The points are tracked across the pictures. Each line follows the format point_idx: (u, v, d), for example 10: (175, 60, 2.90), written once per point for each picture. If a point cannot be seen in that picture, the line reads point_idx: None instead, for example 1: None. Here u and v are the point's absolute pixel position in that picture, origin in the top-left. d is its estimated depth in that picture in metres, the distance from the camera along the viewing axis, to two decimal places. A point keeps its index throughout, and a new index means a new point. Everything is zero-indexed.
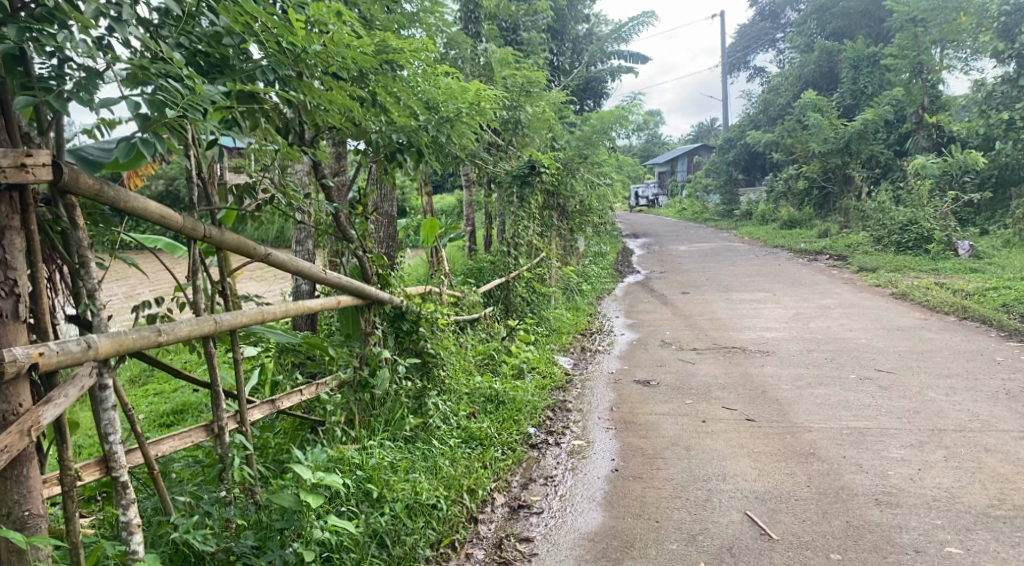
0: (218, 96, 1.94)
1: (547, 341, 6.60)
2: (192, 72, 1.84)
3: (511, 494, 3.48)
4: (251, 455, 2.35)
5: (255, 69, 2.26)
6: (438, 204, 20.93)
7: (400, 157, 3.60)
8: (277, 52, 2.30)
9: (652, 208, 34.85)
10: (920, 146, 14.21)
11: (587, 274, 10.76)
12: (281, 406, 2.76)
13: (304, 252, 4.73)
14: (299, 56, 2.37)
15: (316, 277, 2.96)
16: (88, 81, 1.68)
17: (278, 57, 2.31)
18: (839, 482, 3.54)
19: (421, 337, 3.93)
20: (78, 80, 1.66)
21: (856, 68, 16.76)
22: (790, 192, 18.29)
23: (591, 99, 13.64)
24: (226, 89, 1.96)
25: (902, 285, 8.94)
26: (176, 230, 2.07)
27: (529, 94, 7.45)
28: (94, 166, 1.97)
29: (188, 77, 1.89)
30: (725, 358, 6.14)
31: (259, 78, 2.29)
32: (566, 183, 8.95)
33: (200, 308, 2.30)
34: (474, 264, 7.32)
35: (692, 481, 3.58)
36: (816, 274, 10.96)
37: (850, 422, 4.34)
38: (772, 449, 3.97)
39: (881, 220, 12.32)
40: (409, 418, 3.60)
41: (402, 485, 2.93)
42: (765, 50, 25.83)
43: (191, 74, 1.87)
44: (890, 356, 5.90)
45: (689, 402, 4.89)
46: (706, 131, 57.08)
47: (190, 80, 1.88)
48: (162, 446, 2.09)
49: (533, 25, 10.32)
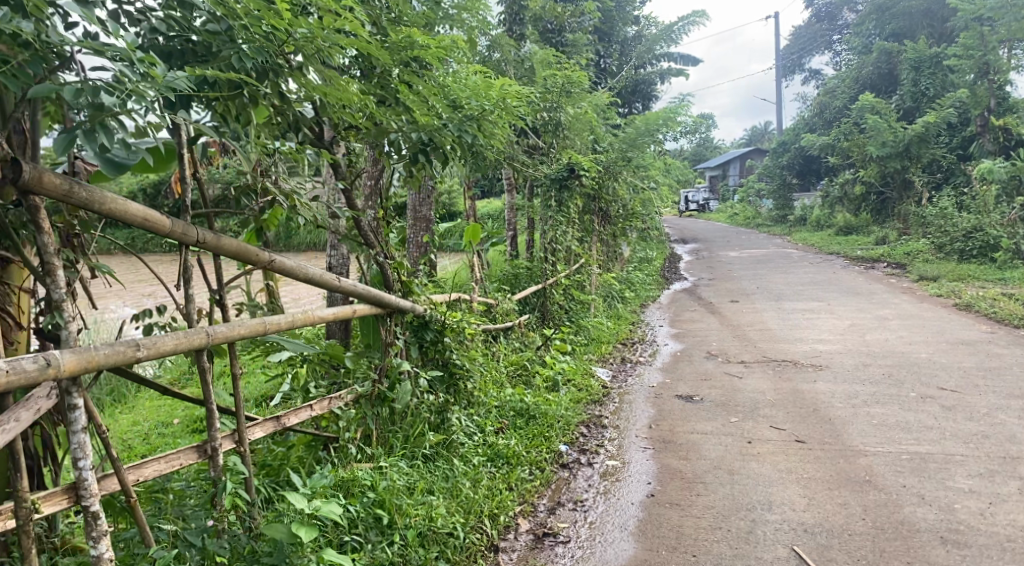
0: (181, 88, 1.71)
1: (584, 351, 6.34)
2: (146, 56, 1.60)
3: (537, 519, 3.24)
4: (248, 478, 2.21)
5: (234, 53, 1.98)
6: (483, 208, 20.73)
7: (424, 159, 3.38)
8: (262, 37, 2.04)
9: (702, 213, 34.02)
10: (986, 149, 13.42)
11: (630, 280, 10.45)
12: (286, 424, 2.60)
13: (335, 256, 4.59)
14: (287, 42, 2.11)
15: (327, 285, 2.78)
16: (32, 67, 1.52)
17: (263, 43, 2.05)
18: (898, 515, 3.18)
19: (446, 347, 3.75)
20: (20, 63, 1.50)
21: (918, 68, 15.88)
22: (847, 198, 17.56)
23: (639, 102, 13.32)
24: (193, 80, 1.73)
25: (966, 296, 8.37)
26: (163, 234, 1.95)
27: (569, 94, 7.23)
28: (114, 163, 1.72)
29: (143, 61, 1.64)
30: (775, 372, 5.76)
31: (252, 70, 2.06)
32: (608, 187, 8.65)
33: (194, 321, 2.15)
34: (510, 270, 7.11)
35: (735, 510, 3.28)
36: (872, 282, 10.39)
37: (910, 447, 3.95)
38: (825, 475, 3.63)
39: (944, 227, 11.64)
40: (429, 435, 3.41)
41: (417, 511, 2.76)
42: (822, 52, 24.96)
43: (145, 58, 1.62)
44: (954, 373, 5.43)
45: (734, 421, 4.56)
46: (760, 135, 55.75)
47: (144, 65, 1.63)
48: (143, 470, 1.95)
49: (580, 26, 10.09)
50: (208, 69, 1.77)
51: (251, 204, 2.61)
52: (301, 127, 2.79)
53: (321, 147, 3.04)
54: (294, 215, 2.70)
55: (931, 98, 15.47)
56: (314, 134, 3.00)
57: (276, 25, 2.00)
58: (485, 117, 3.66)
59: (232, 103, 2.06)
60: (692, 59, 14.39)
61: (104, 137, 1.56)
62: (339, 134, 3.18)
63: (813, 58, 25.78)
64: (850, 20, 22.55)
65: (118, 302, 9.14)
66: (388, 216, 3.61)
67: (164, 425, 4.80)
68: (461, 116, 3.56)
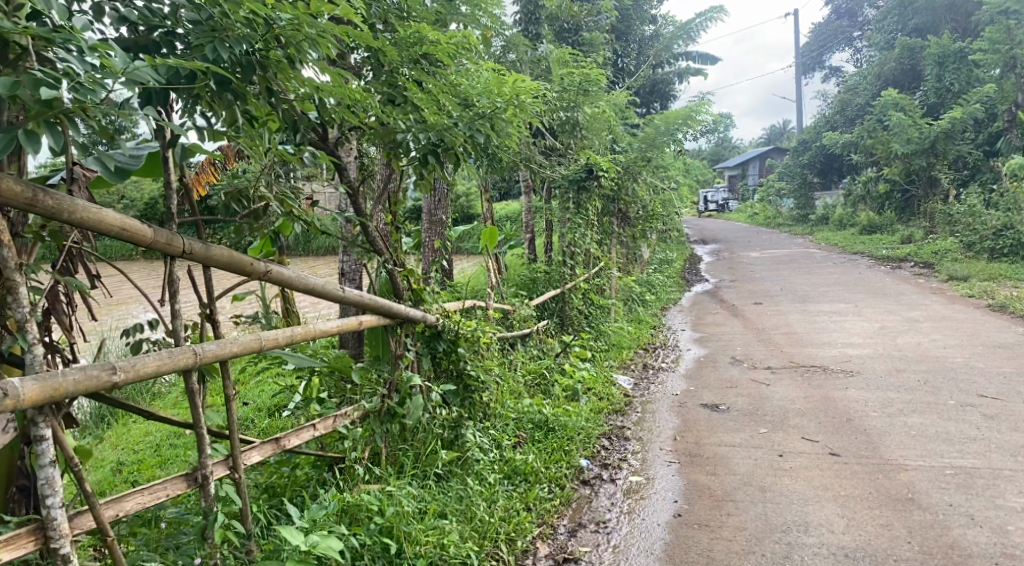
0: (146, 79, 1.56)
1: (605, 358, 6.13)
2: (94, 44, 1.46)
3: (557, 543, 3.05)
4: (242, 509, 2.10)
5: (211, 40, 1.80)
6: (500, 211, 20.53)
7: (435, 161, 3.15)
8: (243, 25, 1.86)
9: (721, 212, 33.46)
10: (1013, 145, 12.94)
11: (651, 283, 10.20)
12: (287, 446, 2.46)
13: (347, 262, 4.44)
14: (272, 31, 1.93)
15: (330, 295, 2.63)
16: None
17: (248, 32, 1.86)
18: (946, 538, 2.94)
19: (460, 358, 3.57)
20: None
21: (942, 64, 15.37)
22: (870, 196, 17.16)
23: (658, 102, 13.07)
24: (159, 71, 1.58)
25: (1000, 297, 8.03)
26: (144, 242, 1.87)
27: (587, 93, 7.03)
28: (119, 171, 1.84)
29: (97, 50, 1.49)
30: (805, 379, 5.50)
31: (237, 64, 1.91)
32: (628, 188, 8.39)
33: (181, 337, 2.04)
34: (527, 275, 6.93)
35: (769, 532, 3.06)
36: (901, 283, 10.05)
37: (954, 460, 3.69)
38: (864, 493, 3.39)
39: (972, 225, 11.24)
40: (442, 452, 3.23)
41: (428, 539, 2.60)
42: (842, 49, 24.51)
43: (96, 46, 1.46)
44: (994, 379, 5.14)
45: (762, 432, 4.33)
46: (780, 133, 55.18)
47: (97, 55, 1.48)
48: (123, 504, 1.85)
49: (596, 25, 9.86)
50: (174, 59, 1.61)
51: (242, 210, 2.47)
52: (300, 128, 2.65)
53: (326, 148, 3.01)
54: (292, 221, 2.56)
55: (957, 93, 15.05)
56: (320, 135, 2.97)
57: (256, 9, 1.81)
58: (498, 115, 3.38)
59: (215, 100, 1.89)
60: (711, 57, 14.12)
61: (49, 138, 1.42)
62: (343, 135, 3.03)
63: (834, 56, 25.36)
64: (870, 16, 22.08)
65: (136, 309, 9.10)
66: (399, 221, 3.44)
67: (177, 436, 4.71)
68: (472, 114, 3.30)
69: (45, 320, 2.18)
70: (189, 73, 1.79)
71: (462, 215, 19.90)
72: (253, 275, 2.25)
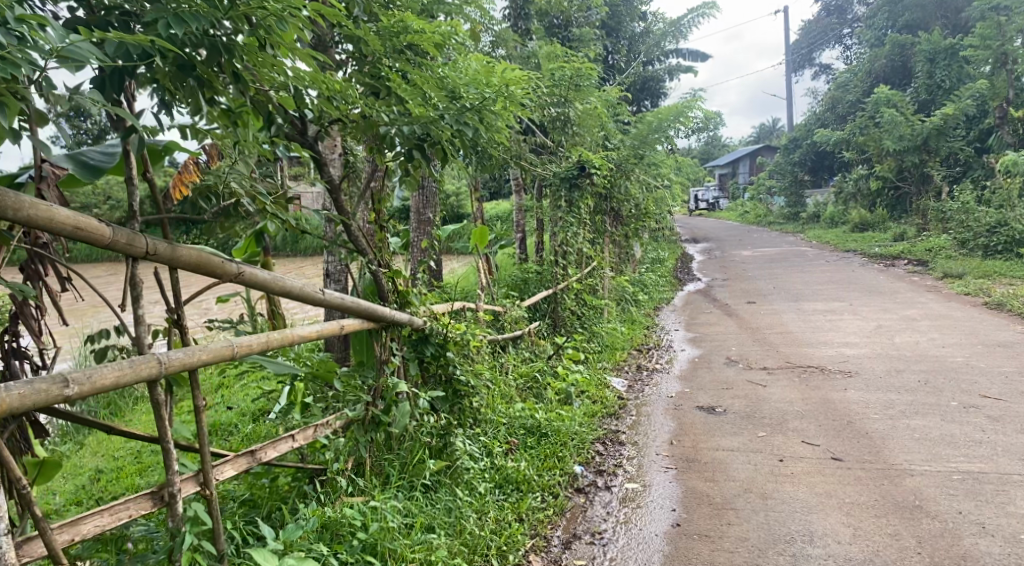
0: (84, 55, 1.48)
1: (598, 359, 6.00)
2: (22, 16, 1.38)
3: (550, 556, 2.92)
4: (212, 529, 1.94)
5: (167, 15, 1.66)
6: (490, 211, 20.31)
7: (420, 156, 3.01)
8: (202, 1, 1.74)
9: (712, 211, 33.43)
10: (1005, 142, 12.90)
11: (643, 282, 10.08)
12: (263, 459, 2.30)
13: (332, 263, 4.29)
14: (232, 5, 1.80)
15: (309, 298, 2.47)
16: None
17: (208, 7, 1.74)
18: (958, 548, 2.84)
19: (449, 362, 3.44)
20: None
21: (933, 60, 15.36)
22: (862, 193, 17.13)
23: (648, 100, 12.97)
24: (100, 47, 1.50)
25: (996, 294, 7.96)
26: (103, 241, 1.71)
27: (578, 89, 6.88)
28: (95, 170, 2.09)
29: (22, 19, 1.42)
30: (802, 380, 5.39)
31: (203, 43, 1.77)
32: (620, 186, 8.25)
33: (145, 345, 1.86)
34: (518, 275, 6.79)
35: (772, 543, 2.94)
36: (895, 281, 9.97)
37: (961, 465, 3.58)
38: (870, 501, 3.27)
39: (966, 222, 11.19)
40: (429, 462, 3.09)
41: (413, 556, 2.47)
42: (832, 46, 24.50)
43: (22, 16, 1.40)
44: (996, 378, 5.04)
45: (761, 435, 4.21)
46: (771, 131, 55.28)
47: (23, 26, 1.42)
48: (80, 527, 1.69)
49: (587, 21, 9.72)
50: (119, 36, 1.51)
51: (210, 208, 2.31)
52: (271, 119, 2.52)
53: (305, 142, 2.93)
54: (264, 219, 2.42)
55: (948, 90, 15.04)
56: (298, 127, 2.90)
57: None
58: (488, 107, 3.18)
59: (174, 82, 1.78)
60: (701, 54, 14.01)
61: None
62: (322, 129, 2.91)
63: (824, 53, 25.34)
64: (860, 13, 22.05)
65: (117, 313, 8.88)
66: (383, 219, 3.29)
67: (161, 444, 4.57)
68: (460, 106, 3.10)
69: (11, 326, 2.06)
70: (142, 50, 1.66)
71: (453, 214, 19.78)
72: (224, 276, 2.08)
